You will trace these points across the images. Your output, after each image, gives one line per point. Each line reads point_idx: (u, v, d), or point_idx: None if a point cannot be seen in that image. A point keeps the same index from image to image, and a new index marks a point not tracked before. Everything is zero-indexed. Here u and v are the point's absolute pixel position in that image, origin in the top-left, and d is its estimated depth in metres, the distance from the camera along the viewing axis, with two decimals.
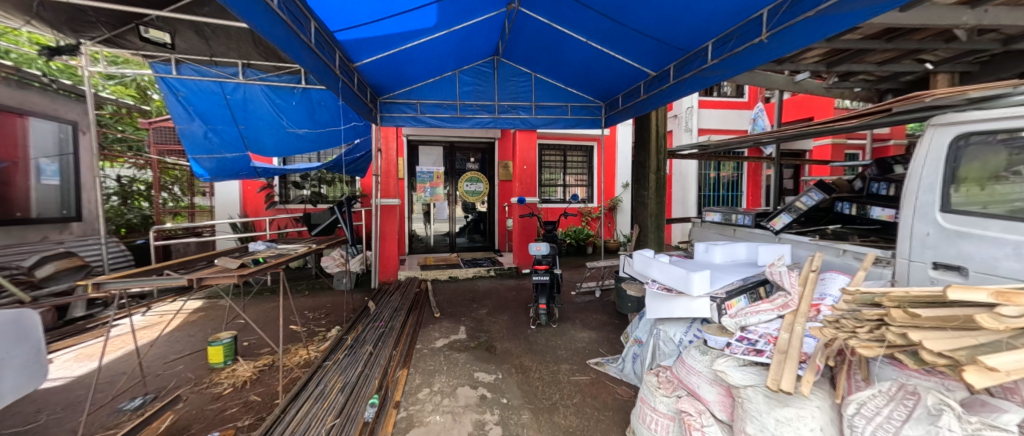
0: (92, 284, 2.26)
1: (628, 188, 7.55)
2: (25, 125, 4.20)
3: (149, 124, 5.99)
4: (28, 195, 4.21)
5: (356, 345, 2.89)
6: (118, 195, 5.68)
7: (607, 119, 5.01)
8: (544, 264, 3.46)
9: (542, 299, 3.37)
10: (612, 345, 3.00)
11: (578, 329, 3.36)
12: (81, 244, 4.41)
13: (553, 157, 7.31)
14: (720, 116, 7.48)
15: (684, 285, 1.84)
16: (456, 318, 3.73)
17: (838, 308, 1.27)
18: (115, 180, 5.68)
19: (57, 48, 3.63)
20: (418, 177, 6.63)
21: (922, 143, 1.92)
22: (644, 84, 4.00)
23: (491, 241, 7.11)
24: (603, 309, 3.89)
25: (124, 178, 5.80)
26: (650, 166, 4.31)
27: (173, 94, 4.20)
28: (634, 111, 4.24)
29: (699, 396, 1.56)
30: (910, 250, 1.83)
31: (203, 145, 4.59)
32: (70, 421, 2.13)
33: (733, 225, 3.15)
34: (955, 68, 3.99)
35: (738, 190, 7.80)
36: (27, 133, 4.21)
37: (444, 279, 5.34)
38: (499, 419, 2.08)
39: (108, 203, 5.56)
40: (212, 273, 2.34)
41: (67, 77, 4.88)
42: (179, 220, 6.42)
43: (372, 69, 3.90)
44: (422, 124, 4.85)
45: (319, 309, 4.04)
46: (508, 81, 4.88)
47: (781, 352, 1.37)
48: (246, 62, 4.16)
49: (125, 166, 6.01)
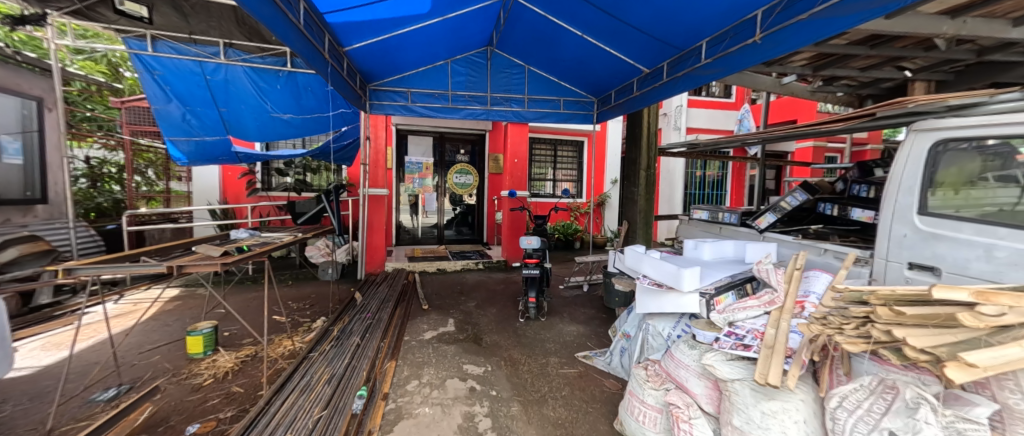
0: (61, 270, 2.11)
1: (617, 185, 7.62)
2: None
3: (119, 103, 5.58)
4: None
5: (343, 336, 2.84)
6: (87, 177, 5.48)
7: (599, 115, 5.05)
8: (534, 257, 3.46)
9: (532, 292, 3.38)
10: (600, 339, 3.04)
11: (567, 322, 3.40)
12: (49, 229, 4.29)
13: (543, 151, 7.33)
14: (708, 116, 7.60)
15: (675, 281, 1.87)
16: (445, 311, 3.72)
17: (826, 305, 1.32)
18: (83, 161, 5.48)
19: (22, 17, 3.44)
20: (407, 167, 6.55)
21: (903, 147, 1.99)
22: (636, 81, 4.04)
23: (479, 234, 7.10)
24: (590, 303, 3.94)
25: (92, 159, 5.60)
26: (640, 163, 4.32)
27: (149, 72, 4.01)
28: (626, 108, 4.28)
29: (687, 389, 1.60)
30: (888, 250, 1.91)
31: (180, 127, 4.50)
32: (37, 412, 2.03)
33: (719, 223, 3.25)
34: (932, 76, 4.16)
35: (722, 189, 7.99)
36: None
37: (431, 271, 5.30)
38: (489, 411, 2.09)
39: (76, 185, 5.34)
40: (193, 260, 2.24)
41: (31, 50, 4.59)
42: (153, 205, 6.22)
43: (363, 54, 3.80)
44: (413, 114, 4.78)
45: (304, 299, 3.97)
46: (500, 72, 4.83)
47: (767, 347, 1.41)
48: (227, 41, 4.05)
49: (94, 147, 5.80)
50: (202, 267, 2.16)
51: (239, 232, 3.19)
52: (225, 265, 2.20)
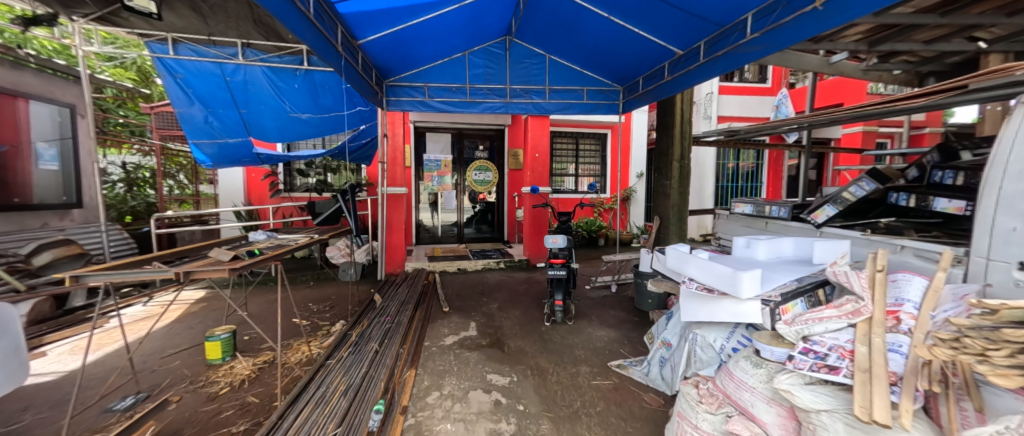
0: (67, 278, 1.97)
1: (643, 178, 7.25)
2: (27, 109, 4.23)
3: (149, 109, 5.80)
4: (28, 180, 4.25)
5: (361, 342, 2.72)
6: (124, 182, 5.75)
7: (625, 104, 4.78)
8: (561, 258, 3.21)
9: (559, 295, 3.12)
10: (634, 345, 2.77)
11: (596, 326, 3.15)
12: (83, 232, 4.46)
13: (565, 144, 7.07)
14: (741, 103, 7.14)
15: (731, 286, 1.59)
16: (466, 313, 3.56)
17: (959, 324, 1.09)
18: (119, 168, 5.75)
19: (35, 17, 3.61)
20: (425, 165, 6.43)
21: (1011, 122, 1.62)
22: (668, 65, 3.73)
23: (500, 232, 6.93)
24: (620, 305, 3.68)
25: (129, 165, 5.91)
26: (673, 154, 3.93)
27: (172, 75, 4.25)
28: (655, 95, 3.99)
29: (753, 417, 1.36)
30: (990, 248, 1.58)
31: (203, 129, 4.73)
32: (54, 422, 1.97)
33: (765, 217, 3.01)
34: (1012, 46, 3.65)
35: (758, 181, 7.49)
36: (28, 118, 4.23)
37: (452, 271, 5.16)
38: (516, 429, 1.89)
39: (112, 190, 5.62)
40: (202, 265, 2.00)
41: (62, 58, 4.67)
42: (186, 207, 6.45)
43: (378, 48, 3.66)
44: (430, 109, 4.67)
45: (324, 301, 3.90)
46: (520, 62, 4.61)
47: (864, 371, 1.19)
48: (245, 41, 4.19)
49: (131, 153, 6.06)
50: (211, 274, 1.90)
51: (257, 233, 3.13)
52: (235, 271, 1.93)
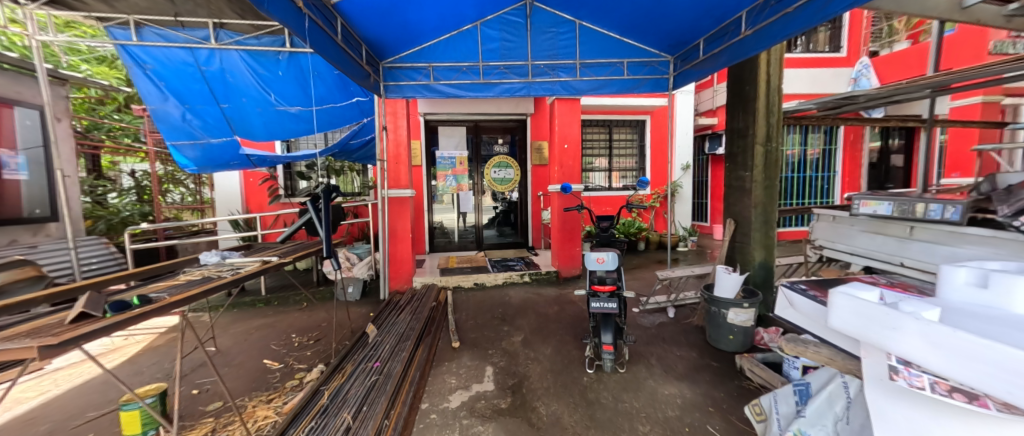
0: None
1: (689, 171, 6.20)
2: (10, 115, 3.91)
3: (142, 111, 5.26)
4: (10, 194, 3.90)
5: (331, 409, 1.95)
6: (135, 192, 5.55)
7: (677, 78, 3.85)
8: (608, 285, 2.33)
9: (608, 336, 2.25)
10: (726, 420, 1.86)
11: (659, 378, 2.26)
12: (49, 253, 3.89)
13: (596, 134, 6.15)
14: (809, 78, 5.99)
15: None
16: (481, 351, 2.74)
17: None
18: (131, 176, 5.55)
19: None
20: (438, 164, 5.69)
21: None
22: (746, 14, 2.78)
23: (524, 236, 6.07)
24: (684, 340, 2.75)
25: (138, 173, 5.67)
26: (754, 135, 2.91)
27: (140, 66, 3.66)
28: (725, 60, 3.03)
29: None
30: None
31: (182, 129, 4.13)
32: None
33: (914, 220, 2.16)
34: None
35: (830, 170, 6.31)
36: (9, 125, 3.90)
37: (468, 287, 4.36)
38: None
39: (123, 200, 5.42)
40: (24, 333, 1.15)
41: (23, 54, 4.12)
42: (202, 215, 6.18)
43: (363, 16, 2.91)
44: (436, 94, 3.96)
45: (309, 331, 3.18)
46: (544, 33, 3.64)
47: None
48: (218, 22, 3.55)
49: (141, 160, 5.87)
50: (17, 354, 1.06)
51: (211, 254, 2.35)
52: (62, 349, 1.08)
